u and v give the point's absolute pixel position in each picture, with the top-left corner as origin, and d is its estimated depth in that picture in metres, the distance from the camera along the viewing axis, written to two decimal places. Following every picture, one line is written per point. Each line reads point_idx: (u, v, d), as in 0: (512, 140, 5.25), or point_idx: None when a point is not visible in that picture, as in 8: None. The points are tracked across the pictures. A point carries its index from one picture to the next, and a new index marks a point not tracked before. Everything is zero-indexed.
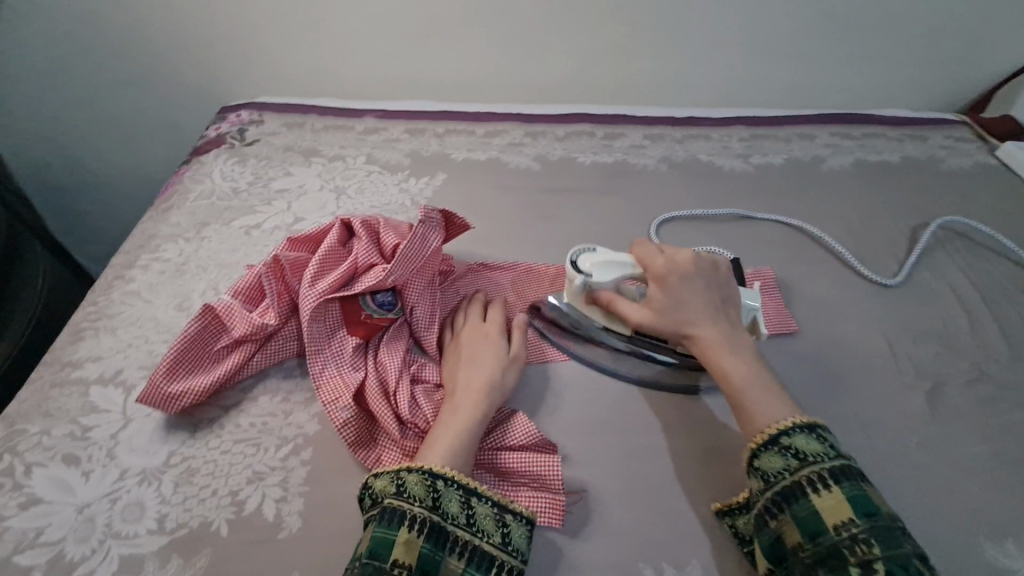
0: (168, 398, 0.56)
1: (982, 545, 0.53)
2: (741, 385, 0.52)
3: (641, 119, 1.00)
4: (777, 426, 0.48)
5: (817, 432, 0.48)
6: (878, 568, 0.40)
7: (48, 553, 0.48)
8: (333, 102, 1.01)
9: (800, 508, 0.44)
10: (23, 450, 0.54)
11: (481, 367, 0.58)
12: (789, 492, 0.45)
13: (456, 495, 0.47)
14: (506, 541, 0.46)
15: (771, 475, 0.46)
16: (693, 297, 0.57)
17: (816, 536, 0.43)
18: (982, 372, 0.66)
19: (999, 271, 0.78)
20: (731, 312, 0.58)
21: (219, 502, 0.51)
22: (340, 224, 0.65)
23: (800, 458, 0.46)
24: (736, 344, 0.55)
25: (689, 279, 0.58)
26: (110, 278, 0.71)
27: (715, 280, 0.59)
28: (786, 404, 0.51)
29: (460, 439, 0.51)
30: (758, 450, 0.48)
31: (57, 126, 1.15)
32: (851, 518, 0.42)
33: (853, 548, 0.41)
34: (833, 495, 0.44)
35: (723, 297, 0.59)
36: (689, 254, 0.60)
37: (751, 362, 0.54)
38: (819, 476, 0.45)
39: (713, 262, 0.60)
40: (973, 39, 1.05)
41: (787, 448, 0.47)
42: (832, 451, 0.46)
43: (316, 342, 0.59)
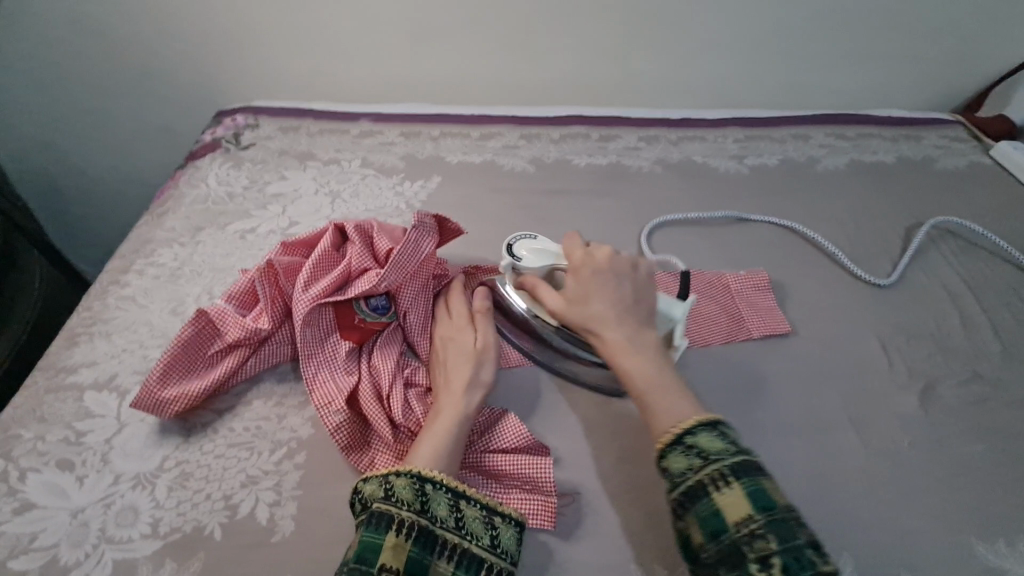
0: (161, 403, 0.56)
1: (974, 545, 0.53)
2: (642, 381, 0.51)
3: (636, 121, 1.00)
4: (677, 426, 0.48)
5: (718, 428, 0.47)
6: (776, 563, 0.39)
7: (42, 558, 0.48)
8: (329, 106, 1.01)
9: (704, 507, 0.43)
10: (17, 455, 0.54)
11: (461, 363, 0.58)
12: (692, 491, 0.44)
13: (444, 498, 0.47)
14: (495, 543, 0.46)
15: (676, 476, 0.45)
16: (606, 293, 0.57)
17: (718, 535, 0.42)
18: (975, 372, 0.66)
19: (993, 271, 0.78)
20: (644, 311, 0.57)
21: (212, 507, 0.51)
22: (334, 228, 0.65)
23: (703, 457, 0.45)
24: (642, 342, 0.54)
25: (605, 276, 0.58)
26: (105, 283, 0.71)
27: (631, 280, 0.58)
28: (687, 403, 0.50)
29: (450, 441, 0.51)
30: (665, 451, 0.47)
31: (55, 131, 1.15)
32: (749, 515, 0.42)
33: (752, 543, 0.41)
34: (733, 492, 0.43)
35: (637, 297, 0.57)
36: (609, 254, 0.60)
37: (654, 361, 0.53)
38: (720, 473, 0.44)
39: (633, 264, 0.60)
40: (967, 39, 1.05)
41: (691, 447, 0.46)
42: (733, 445, 0.46)
43: (310, 346, 0.59)
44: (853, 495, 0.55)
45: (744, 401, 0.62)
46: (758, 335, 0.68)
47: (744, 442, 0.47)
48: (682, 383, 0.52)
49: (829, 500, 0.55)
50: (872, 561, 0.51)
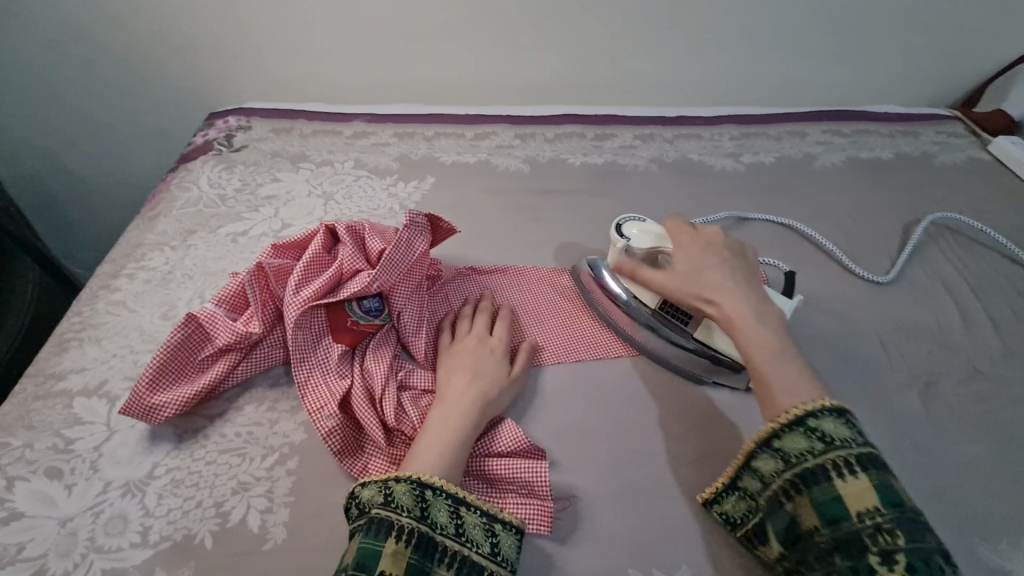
0: (152, 409, 0.55)
1: (977, 545, 0.52)
2: (759, 351, 0.53)
3: (631, 119, 0.99)
4: (800, 405, 0.49)
5: (845, 417, 0.47)
6: (900, 560, 0.39)
7: (29, 569, 0.47)
8: (322, 107, 1.01)
9: (822, 491, 0.44)
10: (5, 464, 0.53)
11: (481, 377, 0.57)
12: (811, 474, 0.45)
13: (445, 505, 0.46)
14: (495, 550, 0.45)
15: (793, 457, 0.47)
16: (723, 268, 0.60)
17: (836, 521, 0.43)
18: (976, 369, 0.66)
19: (993, 267, 0.78)
20: (755, 289, 0.59)
21: (203, 514, 0.51)
22: (326, 230, 0.65)
23: (827, 443, 0.46)
24: (764, 314, 0.56)
25: (716, 253, 0.62)
26: (95, 287, 0.70)
27: (739, 260, 0.62)
28: (809, 377, 0.51)
29: (448, 447, 0.51)
30: (780, 431, 0.48)
31: (47, 135, 1.15)
32: (875, 507, 0.42)
33: (875, 536, 0.41)
34: (858, 482, 0.44)
35: (744, 275, 0.60)
36: (718, 235, 0.64)
37: (775, 333, 0.55)
38: (845, 461, 0.45)
39: (739, 249, 0.64)
40: (963, 34, 1.04)
41: (813, 431, 0.47)
42: (860, 437, 0.46)
43: (301, 349, 0.59)
44: None
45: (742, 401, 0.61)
46: None
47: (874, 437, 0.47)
48: (801, 356, 0.53)
49: None
50: None
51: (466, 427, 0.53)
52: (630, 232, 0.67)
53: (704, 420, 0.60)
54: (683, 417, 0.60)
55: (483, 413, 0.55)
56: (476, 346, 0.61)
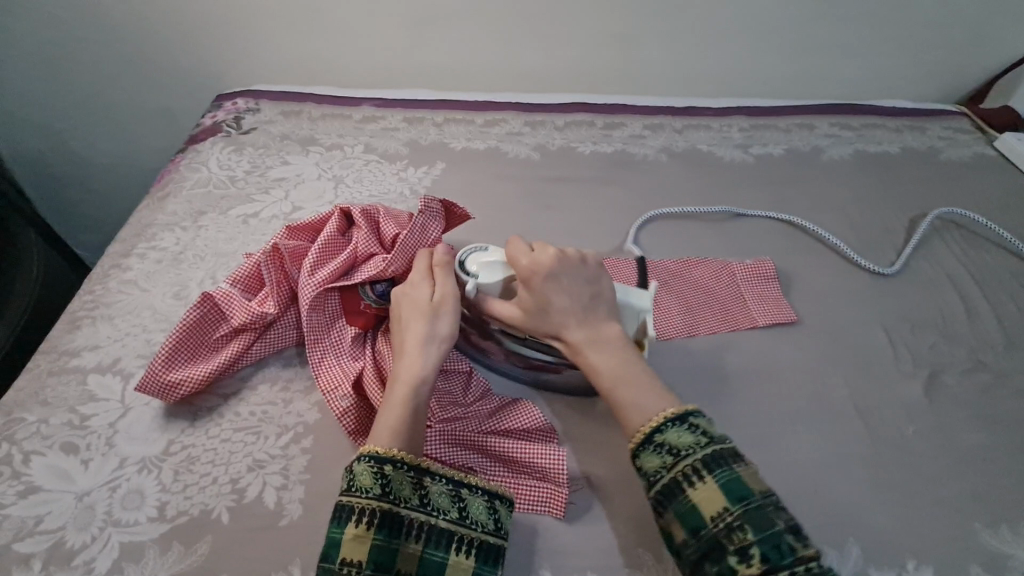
0: (167, 386, 0.56)
1: (978, 531, 0.53)
2: (608, 379, 0.51)
3: (641, 108, 0.99)
4: (647, 423, 0.47)
5: (687, 421, 0.47)
6: (755, 555, 0.41)
7: (48, 541, 0.48)
8: (331, 90, 1.00)
9: (680, 505, 0.44)
10: (21, 438, 0.54)
11: (415, 317, 0.56)
12: (667, 490, 0.45)
13: (406, 478, 0.46)
14: (463, 515, 0.46)
15: (650, 475, 0.46)
16: (564, 297, 0.54)
17: (697, 531, 0.43)
18: (980, 361, 0.67)
19: (997, 261, 0.78)
20: (603, 308, 0.55)
21: (219, 491, 0.51)
22: (340, 213, 0.65)
23: (675, 453, 0.45)
24: (606, 339, 0.53)
25: (559, 278, 0.55)
26: (106, 266, 0.70)
27: (585, 275, 0.56)
28: (659, 397, 0.49)
29: (411, 406, 0.50)
30: (637, 450, 0.47)
31: (50, 115, 1.14)
32: (725, 508, 0.43)
33: (730, 537, 0.42)
34: (707, 486, 0.44)
35: (591, 294, 0.55)
36: (555, 252, 0.56)
37: (622, 356, 0.52)
38: (692, 468, 0.44)
39: (581, 257, 0.57)
40: (971, 29, 1.05)
41: (660, 445, 0.46)
42: (704, 437, 0.46)
43: (315, 331, 0.59)
44: (855, 481, 0.56)
45: (749, 388, 0.62)
46: (764, 325, 0.68)
47: (715, 428, 0.47)
48: (651, 375, 0.51)
49: (835, 486, 0.55)
50: (883, 550, 0.51)
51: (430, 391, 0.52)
52: (473, 268, 0.59)
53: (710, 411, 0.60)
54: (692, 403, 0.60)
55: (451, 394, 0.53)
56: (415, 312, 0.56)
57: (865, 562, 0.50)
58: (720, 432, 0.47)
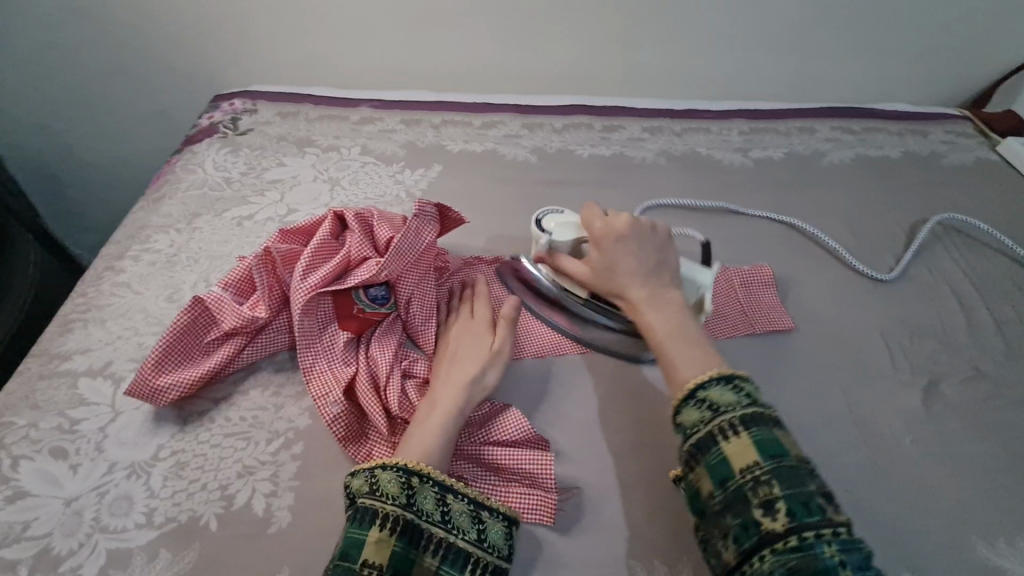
0: (157, 391, 0.55)
1: (974, 543, 0.53)
2: (663, 335, 0.52)
3: (640, 111, 0.99)
4: (693, 378, 0.47)
5: (733, 382, 0.46)
6: (780, 509, 0.39)
7: (34, 547, 0.48)
8: (329, 91, 1.00)
9: (711, 456, 0.43)
10: (10, 443, 0.53)
11: (468, 359, 0.58)
12: (701, 442, 0.44)
13: (432, 493, 0.46)
14: (481, 538, 0.46)
15: (688, 428, 0.45)
16: (631, 256, 0.57)
17: (724, 482, 0.42)
18: (978, 370, 0.66)
19: (998, 268, 0.78)
20: (667, 273, 0.57)
21: (208, 497, 0.51)
22: (334, 216, 0.64)
23: (714, 410, 0.45)
24: (666, 302, 0.55)
25: (629, 240, 0.58)
26: (99, 268, 0.70)
27: (654, 243, 0.59)
28: (710, 359, 0.49)
29: (439, 423, 0.51)
30: (678, 406, 0.47)
31: (49, 116, 1.14)
32: (755, 462, 0.41)
33: (757, 489, 0.40)
34: (741, 440, 0.42)
35: (659, 260, 0.58)
36: (628, 219, 0.60)
37: (679, 317, 0.53)
38: (730, 423, 0.43)
39: (652, 226, 0.60)
40: (975, 33, 1.04)
41: (702, 401, 0.45)
42: (746, 399, 0.45)
43: (307, 335, 0.59)
44: (851, 492, 0.55)
45: None
46: (762, 332, 0.68)
47: (761, 396, 0.46)
48: (705, 339, 0.52)
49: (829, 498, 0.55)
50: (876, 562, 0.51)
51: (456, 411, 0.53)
52: (548, 226, 0.64)
53: None
54: None
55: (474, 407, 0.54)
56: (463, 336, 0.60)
57: None
58: (765, 401, 0.46)
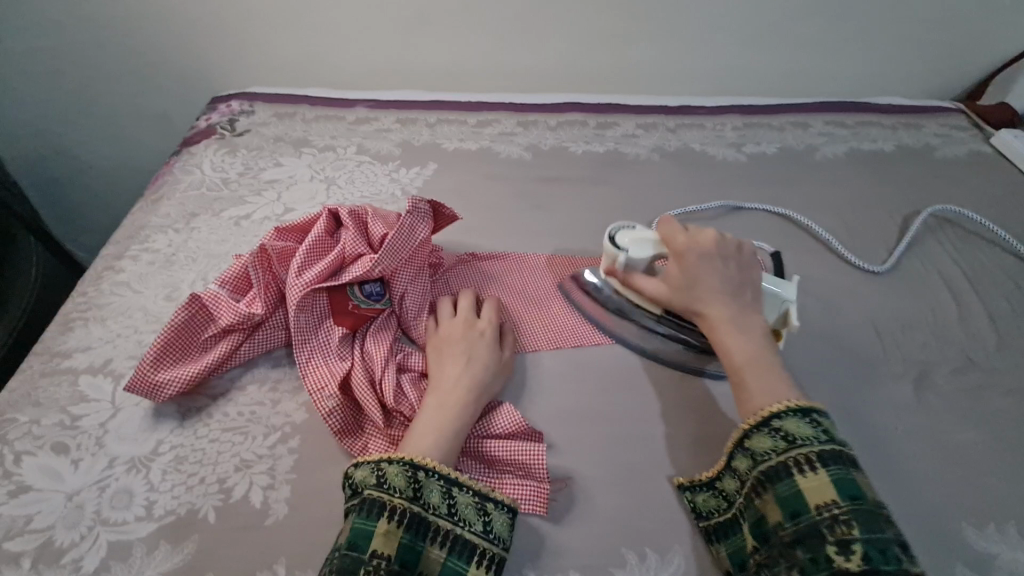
0: (157, 387, 0.56)
1: (966, 531, 0.53)
2: (744, 362, 0.52)
3: (634, 108, 0.99)
4: (769, 405, 0.48)
5: (811, 416, 0.47)
6: (857, 550, 0.40)
7: (37, 540, 0.49)
8: (326, 92, 1.01)
9: (784, 487, 0.44)
10: (12, 439, 0.54)
11: (476, 362, 0.58)
12: (773, 471, 0.45)
13: (438, 487, 0.47)
14: (487, 529, 0.47)
15: (759, 455, 0.47)
16: (714, 275, 0.57)
17: (797, 515, 0.43)
18: (970, 360, 0.66)
19: (991, 259, 0.78)
20: (748, 296, 0.57)
21: (207, 490, 0.52)
22: (328, 213, 0.65)
23: (789, 441, 0.46)
24: (747, 325, 0.54)
25: (713, 258, 0.58)
26: (100, 268, 0.71)
27: (736, 262, 0.59)
28: (788, 388, 0.50)
29: (447, 422, 0.52)
30: (749, 430, 0.48)
31: (49, 119, 1.15)
32: (833, 500, 0.42)
33: (833, 527, 0.41)
34: (818, 477, 0.43)
35: (740, 280, 0.58)
36: (714, 237, 0.60)
37: (760, 343, 0.53)
38: (807, 457, 0.45)
39: (736, 245, 0.60)
40: (968, 25, 1.04)
41: (777, 430, 0.47)
42: (824, 435, 0.45)
43: (303, 331, 0.60)
44: None
45: None
46: None
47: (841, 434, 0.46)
48: (785, 367, 0.52)
49: None
50: None
51: (461, 410, 0.54)
52: (625, 242, 0.63)
53: (694, 407, 0.60)
54: (677, 402, 0.60)
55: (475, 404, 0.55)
56: (464, 331, 0.61)
57: None
58: (844, 439, 0.46)
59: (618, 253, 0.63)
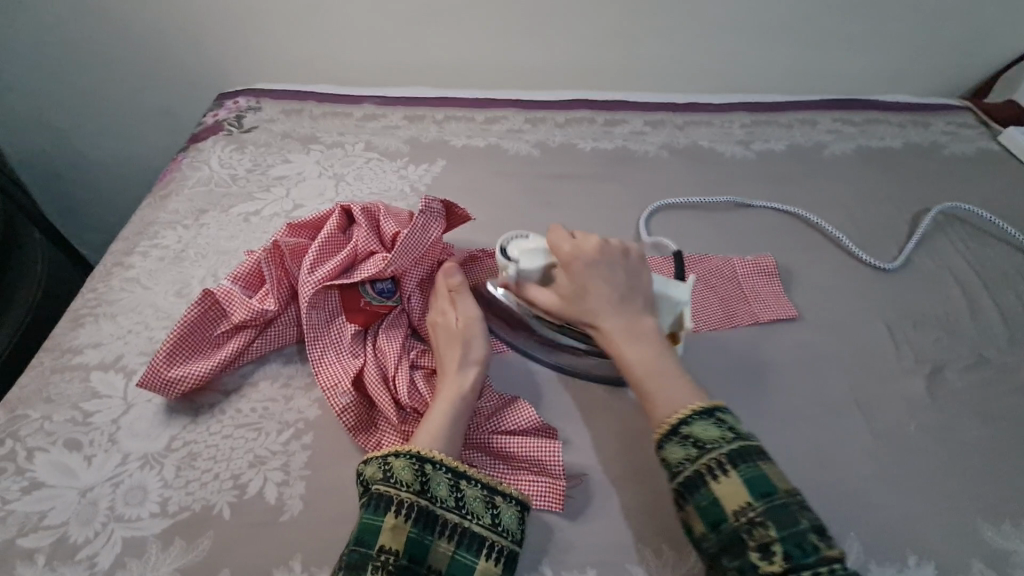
0: (168, 383, 0.56)
1: (981, 528, 0.53)
2: (640, 369, 0.51)
3: (642, 105, 0.99)
4: (673, 415, 0.47)
5: (714, 415, 0.47)
6: (777, 552, 0.40)
7: (51, 536, 0.48)
8: (332, 88, 1.00)
9: (702, 498, 0.44)
10: (25, 435, 0.54)
11: (450, 346, 0.57)
12: (689, 482, 0.44)
13: (445, 479, 0.46)
14: (496, 522, 0.46)
15: (672, 467, 0.46)
16: (604, 286, 0.55)
17: (717, 525, 0.43)
18: (982, 356, 0.66)
19: (1001, 256, 0.78)
20: (638, 299, 0.56)
21: (220, 486, 0.51)
22: (341, 210, 0.65)
23: (699, 446, 0.45)
24: (640, 330, 0.54)
25: (601, 268, 0.56)
26: (109, 264, 0.71)
27: (624, 268, 0.57)
28: (688, 389, 0.49)
29: (455, 416, 0.52)
30: (662, 441, 0.47)
31: (54, 115, 1.15)
32: (748, 502, 0.42)
33: (752, 532, 0.41)
34: (730, 481, 0.43)
35: (630, 285, 0.56)
36: (599, 244, 0.58)
37: (654, 347, 0.53)
38: (716, 461, 0.44)
39: (622, 250, 0.58)
40: (975, 23, 1.04)
41: (686, 438, 0.46)
42: (730, 432, 0.46)
43: (315, 327, 0.59)
44: (857, 477, 0.56)
45: (749, 385, 0.62)
46: (766, 321, 0.68)
47: (741, 425, 0.47)
48: (682, 370, 0.51)
49: (834, 482, 0.55)
50: (882, 546, 0.51)
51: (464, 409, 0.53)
52: (514, 253, 0.61)
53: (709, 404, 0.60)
54: None
55: None
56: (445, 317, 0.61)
57: (865, 558, 0.50)
58: (746, 430, 0.47)
59: (508, 265, 0.60)
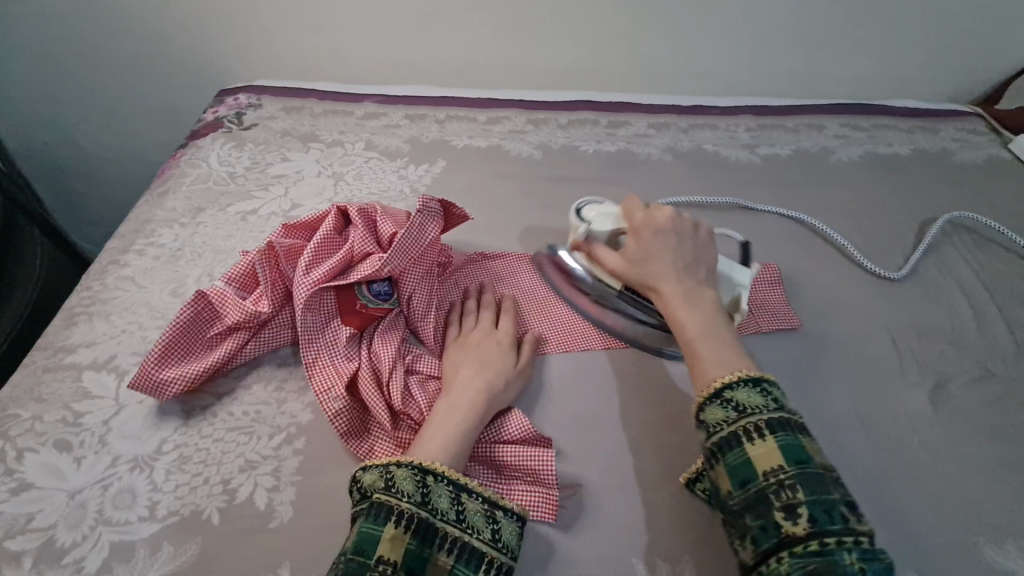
0: (160, 384, 0.55)
1: (983, 547, 0.52)
2: (695, 332, 0.52)
3: (646, 107, 0.98)
4: (724, 375, 0.47)
5: (761, 385, 0.46)
6: (803, 514, 0.39)
7: (38, 539, 0.48)
8: (333, 85, 0.99)
9: (733, 457, 0.43)
10: (14, 435, 0.54)
11: (477, 369, 0.57)
12: (723, 442, 0.43)
13: (447, 492, 0.46)
14: (496, 537, 0.45)
15: (710, 427, 0.45)
16: (668, 252, 0.58)
17: (745, 484, 0.41)
18: (988, 371, 0.65)
19: (1009, 267, 0.77)
20: (701, 273, 0.58)
21: (211, 491, 0.51)
22: (337, 210, 0.65)
23: (739, 411, 0.44)
24: (698, 297, 0.55)
25: (669, 236, 0.59)
26: (105, 262, 0.70)
27: (692, 241, 0.60)
28: (739, 357, 0.49)
29: (458, 432, 0.51)
30: (703, 403, 0.46)
31: (56, 110, 1.15)
32: (780, 466, 0.41)
33: (779, 493, 0.40)
34: (766, 444, 0.42)
35: (695, 258, 0.59)
36: (670, 216, 0.62)
37: (711, 313, 0.54)
38: (755, 425, 0.43)
39: (692, 227, 0.62)
40: (987, 28, 1.02)
41: (728, 401, 0.45)
42: (775, 402, 0.44)
43: (310, 330, 0.58)
44: (857, 493, 0.55)
45: None
46: (767, 330, 0.67)
47: (788, 401, 0.45)
48: (737, 340, 0.52)
49: None
50: None
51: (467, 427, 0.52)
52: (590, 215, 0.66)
53: None
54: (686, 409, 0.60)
55: (487, 405, 0.54)
56: (482, 339, 0.60)
57: None
58: (792, 406, 0.45)
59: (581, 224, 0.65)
